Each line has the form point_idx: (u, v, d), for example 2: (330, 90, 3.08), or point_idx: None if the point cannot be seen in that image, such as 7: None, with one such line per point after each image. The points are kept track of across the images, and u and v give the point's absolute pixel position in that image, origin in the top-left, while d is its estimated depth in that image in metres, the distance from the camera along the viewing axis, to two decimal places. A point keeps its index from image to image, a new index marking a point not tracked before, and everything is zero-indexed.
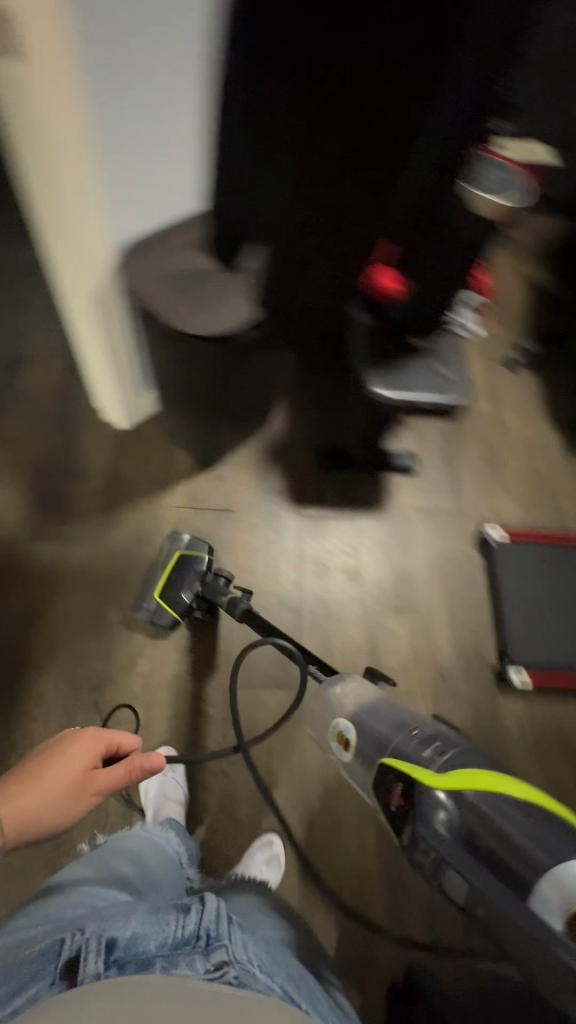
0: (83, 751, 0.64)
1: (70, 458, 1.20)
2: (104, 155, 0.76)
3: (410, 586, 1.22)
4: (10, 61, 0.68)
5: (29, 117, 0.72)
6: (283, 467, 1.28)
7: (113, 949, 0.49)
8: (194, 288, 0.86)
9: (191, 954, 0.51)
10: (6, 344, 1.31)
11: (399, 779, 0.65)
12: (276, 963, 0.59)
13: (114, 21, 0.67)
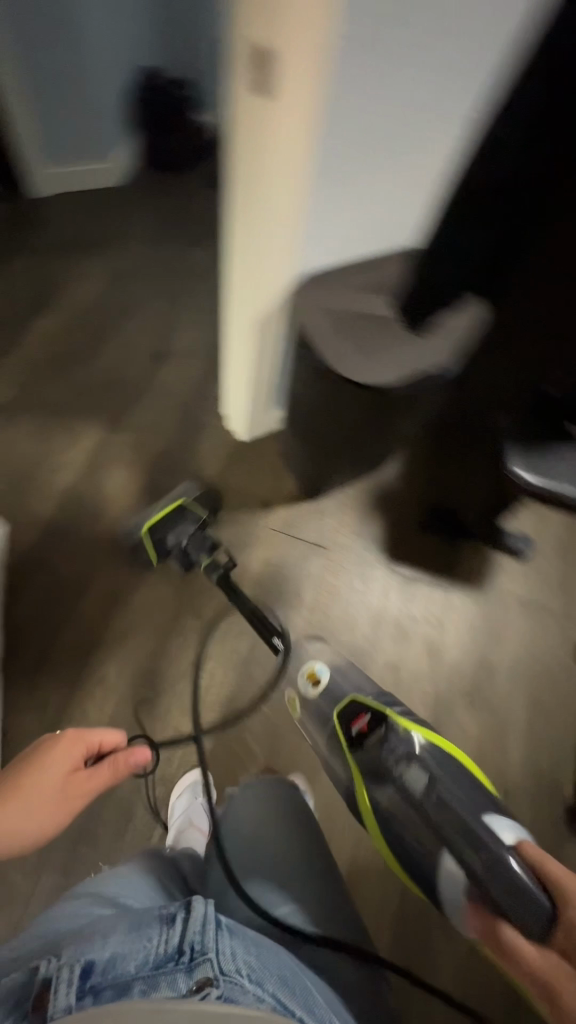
0: (71, 755, 0.65)
1: (187, 455, 1.23)
2: (317, 194, 0.75)
3: (491, 680, 1.11)
4: (258, 98, 0.67)
5: (255, 148, 0.71)
6: (386, 517, 1.23)
7: (89, 973, 0.43)
8: (363, 332, 0.84)
9: (174, 974, 0.44)
10: (157, 334, 1.37)
11: (368, 711, 0.76)
12: (270, 965, 0.52)
13: (369, 74, 0.65)
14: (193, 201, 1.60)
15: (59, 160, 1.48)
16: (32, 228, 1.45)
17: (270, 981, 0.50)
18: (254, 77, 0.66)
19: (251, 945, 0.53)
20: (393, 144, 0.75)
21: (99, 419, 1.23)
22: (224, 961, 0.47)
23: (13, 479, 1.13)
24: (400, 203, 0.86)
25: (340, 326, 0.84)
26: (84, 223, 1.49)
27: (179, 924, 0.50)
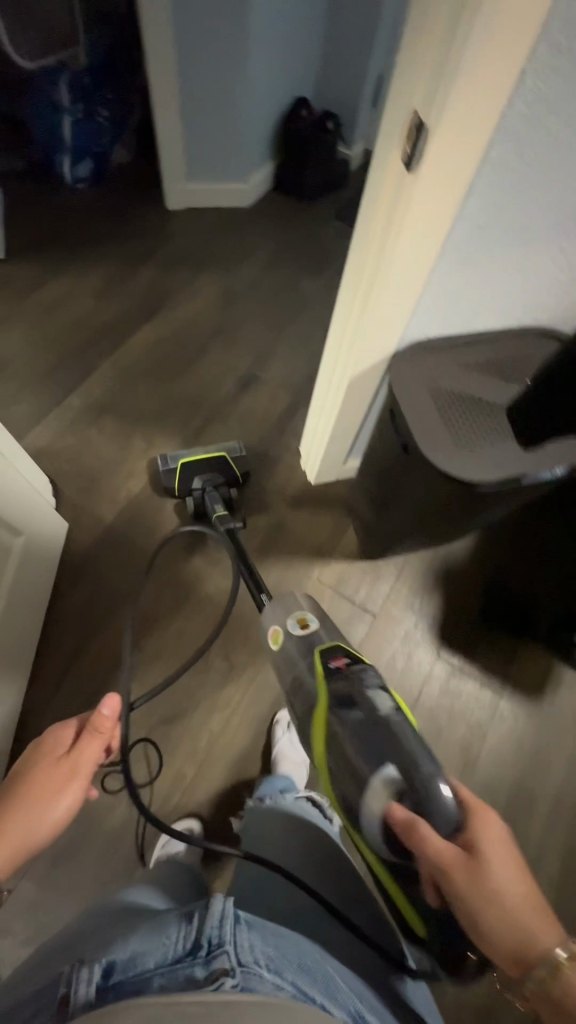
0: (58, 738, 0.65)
1: (254, 487, 1.21)
2: (439, 266, 0.67)
3: (527, 808, 0.99)
4: (400, 169, 0.61)
5: (385, 208, 0.66)
6: (447, 597, 1.13)
7: (110, 972, 0.42)
8: (462, 417, 0.75)
9: (193, 965, 0.41)
10: (252, 359, 1.36)
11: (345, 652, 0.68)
12: (290, 950, 0.48)
13: (534, 157, 0.56)
14: (314, 233, 1.59)
15: (197, 178, 1.53)
16: (157, 237, 1.51)
17: (289, 970, 0.46)
18: (405, 151, 0.58)
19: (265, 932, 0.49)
20: (547, 231, 0.66)
21: (177, 434, 1.24)
22: (245, 951, 0.43)
23: (85, 478, 1.16)
24: (544, 287, 0.75)
25: (441, 406, 0.75)
26: (206, 240, 1.53)
27: (199, 915, 0.47)
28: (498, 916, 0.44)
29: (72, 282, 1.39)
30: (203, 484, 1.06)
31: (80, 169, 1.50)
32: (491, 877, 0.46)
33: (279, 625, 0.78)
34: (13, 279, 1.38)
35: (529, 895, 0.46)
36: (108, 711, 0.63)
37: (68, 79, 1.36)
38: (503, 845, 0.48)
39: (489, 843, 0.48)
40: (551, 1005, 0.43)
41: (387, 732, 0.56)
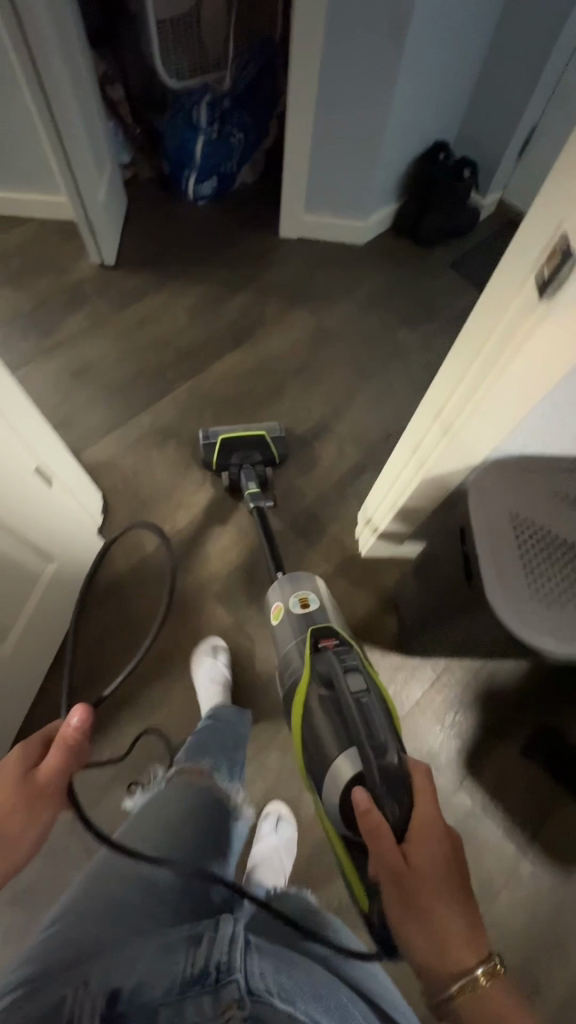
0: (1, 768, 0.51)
1: (300, 546, 1.14)
2: (548, 392, 0.58)
3: (530, 999, 0.84)
4: (521, 290, 0.51)
5: (491, 324, 0.57)
6: (485, 719, 1.00)
7: (115, 1000, 0.40)
8: (543, 561, 0.63)
9: (200, 994, 0.42)
10: (330, 406, 1.29)
11: (334, 637, 0.81)
12: (306, 976, 0.47)
13: None
14: (425, 282, 1.50)
15: (314, 209, 1.48)
16: (261, 264, 1.48)
17: (301, 998, 0.45)
18: (541, 272, 0.48)
19: (279, 956, 0.50)
20: None
21: None
22: (253, 980, 0.44)
23: (136, 502, 1.15)
24: None
25: (521, 551, 0.64)
26: (309, 273, 1.47)
27: (208, 938, 0.50)
28: (420, 927, 0.49)
29: (169, 298, 1.39)
30: (237, 466, 1.08)
31: (204, 188, 1.50)
32: (420, 886, 0.51)
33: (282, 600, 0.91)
34: (115, 287, 1.40)
35: (457, 909, 0.51)
36: (76, 723, 0.51)
37: (209, 99, 1.35)
38: (442, 858, 0.53)
39: (429, 853, 0.53)
40: (462, 1011, 0.48)
41: (351, 715, 0.68)
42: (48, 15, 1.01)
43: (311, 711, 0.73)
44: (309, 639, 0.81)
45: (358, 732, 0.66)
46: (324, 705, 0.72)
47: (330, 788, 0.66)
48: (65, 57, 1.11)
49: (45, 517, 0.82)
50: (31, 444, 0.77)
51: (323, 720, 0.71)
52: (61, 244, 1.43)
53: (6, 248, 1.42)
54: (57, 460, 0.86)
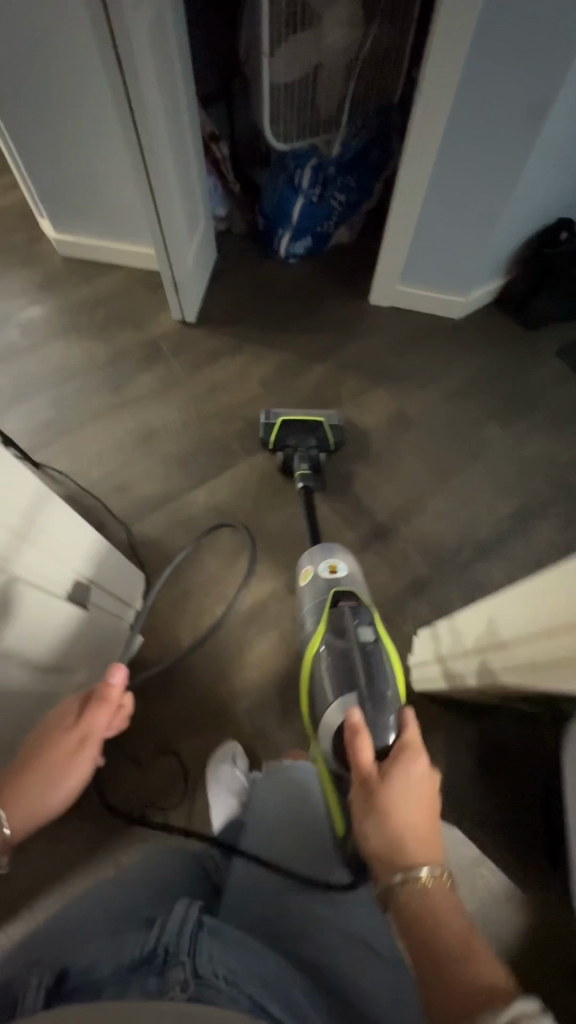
0: (60, 715, 0.74)
1: None
2: None
3: None
4: None
5: None
6: (534, 929, 0.85)
7: (64, 978, 0.41)
8: None
9: (145, 974, 0.40)
10: (399, 507, 1.18)
11: (351, 595, 0.85)
12: (250, 965, 0.45)
13: None
14: (525, 369, 1.34)
15: (412, 279, 1.36)
16: (345, 334, 1.38)
17: (252, 987, 0.42)
18: None
19: (232, 943, 0.47)
20: None
21: (286, 571, 1.11)
22: (201, 963, 0.41)
23: (178, 587, 1.09)
24: None
25: None
26: (396, 350, 1.37)
27: (159, 923, 0.47)
28: (381, 816, 0.57)
29: (245, 364, 1.33)
30: (291, 450, 1.12)
31: (297, 246, 1.43)
32: (385, 795, 0.58)
33: (311, 565, 0.93)
34: (191, 347, 1.35)
35: (418, 813, 0.57)
36: (117, 677, 0.72)
37: (314, 163, 1.28)
38: (413, 773, 0.61)
39: (402, 769, 0.61)
40: (402, 907, 0.51)
41: (353, 662, 0.74)
42: (159, 79, 0.98)
43: (319, 660, 0.78)
44: (329, 599, 0.85)
45: (358, 677, 0.72)
46: (332, 655, 0.76)
47: (323, 728, 0.74)
48: (172, 120, 1.08)
49: (66, 621, 0.77)
50: (57, 554, 0.74)
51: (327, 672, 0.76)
52: (145, 297, 1.41)
53: (91, 297, 1.41)
54: (86, 555, 0.81)
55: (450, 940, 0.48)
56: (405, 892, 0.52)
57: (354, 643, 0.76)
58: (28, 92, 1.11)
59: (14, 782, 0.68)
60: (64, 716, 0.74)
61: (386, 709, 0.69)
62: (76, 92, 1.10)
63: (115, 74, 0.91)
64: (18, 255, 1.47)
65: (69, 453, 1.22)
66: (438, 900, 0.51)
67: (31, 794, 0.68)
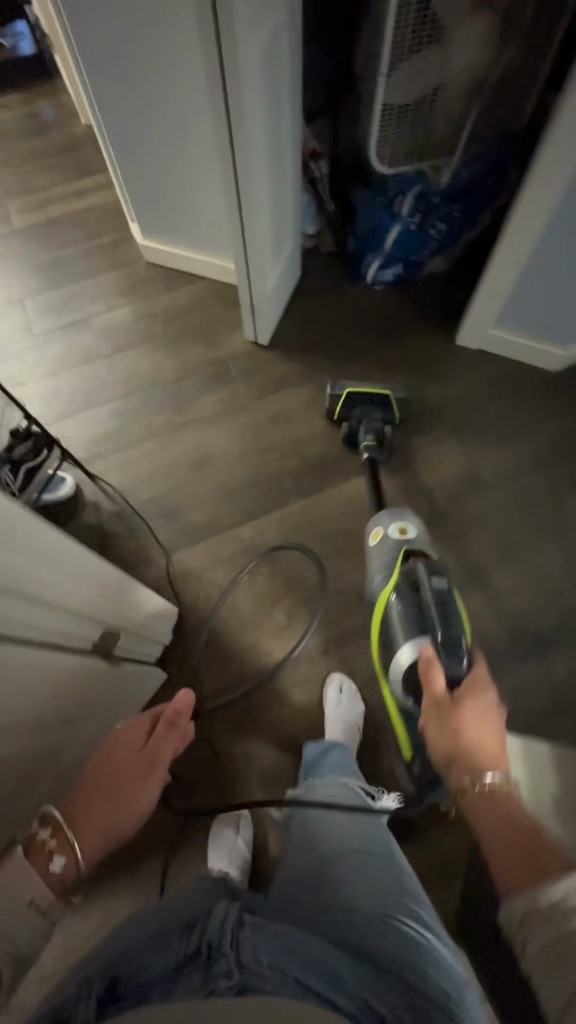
0: (127, 731, 0.73)
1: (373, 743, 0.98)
2: None
3: None
4: None
5: None
6: None
7: (114, 984, 0.39)
8: None
9: (192, 975, 0.39)
10: (458, 577, 1.09)
11: (421, 555, 0.90)
12: (295, 949, 0.44)
13: None
14: None
15: (507, 325, 1.24)
16: (425, 375, 1.29)
17: (299, 974, 0.41)
18: None
19: (274, 930, 0.45)
20: None
21: (322, 629, 1.05)
22: (245, 957, 0.40)
23: (212, 627, 1.06)
24: None
25: None
26: (479, 399, 1.25)
27: (200, 924, 0.45)
28: (454, 733, 0.66)
29: (313, 396, 1.27)
30: (357, 422, 1.14)
31: (386, 274, 1.34)
32: (458, 714, 0.67)
33: (381, 525, 0.97)
34: (261, 371, 1.30)
35: (487, 726, 0.67)
36: (184, 695, 0.74)
37: (416, 190, 1.19)
38: (481, 695, 0.69)
39: (472, 694, 0.70)
40: (477, 808, 0.61)
41: (425, 602, 0.80)
42: (263, 103, 0.92)
43: (391, 611, 0.84)
44: (401, 550, 0.91)
45: (433, 617, 0.78)
46: (406, 606, 0.82)
47: (396, 671, 0.80)
48: (272, 144, 1.03)
49: (74, 705, 0.70)
50: (95, 614, 0.71)
51: (400, 621, 0.82)
52: (222, 313, 1.37)
53: (170, 308, 1.39)
54: (103, 624, 0.74)
55: (519, 837, 0.56)
56: (478, 794, 0.61)
57: (429, 586, 0.81)
58: (127, 104, 1.07)
59: (81, 807, 0.64)
60: (134, 732, 0.73)
61: (460, 653, 0.74)
62: (177, 105, 1.05)
63: (219, 105, 0.86)
64: (104, 255, 1.47)
65: (125, 468, 1.21)
66: (510, 802, 0.60)
67: (100, 814, 0.65)
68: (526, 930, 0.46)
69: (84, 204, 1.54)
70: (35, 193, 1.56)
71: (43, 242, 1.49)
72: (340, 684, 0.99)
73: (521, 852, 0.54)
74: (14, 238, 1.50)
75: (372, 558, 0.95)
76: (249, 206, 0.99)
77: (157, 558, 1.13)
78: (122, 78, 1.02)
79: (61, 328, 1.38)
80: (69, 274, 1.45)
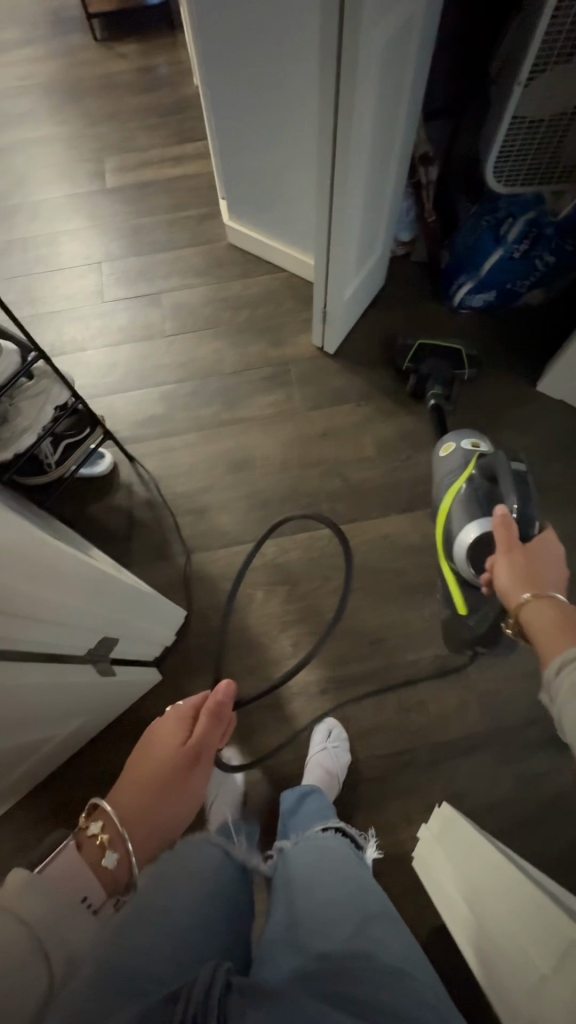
0: (172, 725, 0.75)
1: (352, 795, 0.95)
2: None
3: None
4: None
5: None
6: None
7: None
8: None
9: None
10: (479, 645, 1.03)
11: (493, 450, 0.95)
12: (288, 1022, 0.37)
13: None
14: None
15: None
16: (494, 417, 1.19)
17: None
18: None
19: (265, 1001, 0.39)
20: None
21: (325, 666, 1.02)
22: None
23: (217, 637, 1.05)
24: None
25: None
26: (547, 458, 1.15)
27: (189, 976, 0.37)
28: (521, 571, 0.67)
29: (368, 418, 1.20)
30: (426, 372, 1.15)
31: (475, 299, 1.23)
32: (527, 557, 0.69)
33: (454, 441, 1.01)
34: (320, 380, 1.24)
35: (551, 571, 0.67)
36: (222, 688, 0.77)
37: (530, 215, 1.08)
38: (544, 546, 0.72)
39: (539, 549, 0.72)
40: (529, 618, 0.60)
41: (501, 487, 0.86)
42: (376, 109, 0.85)
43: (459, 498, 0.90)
44: (474, 458, 0.95)
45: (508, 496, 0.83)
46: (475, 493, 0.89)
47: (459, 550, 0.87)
48: (378, 146, 0.94)
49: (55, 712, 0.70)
50: (95, 624, 0.71)
51: (467, 507, 0.89)
52: (293, 310, 1.31)
53: (241, 297, 1.34)
54: (99, 631, 0.73)
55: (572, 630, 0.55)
56: (534, 606, 0.60)
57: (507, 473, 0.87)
58: (237, 76, 1.00)
59: (131, 794, 0.65)
60: (178, 725, 0.75)
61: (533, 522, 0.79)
62: (288, 83, 0.97)
63: (327, 105, 0.77)
64: (187, 228, 1.43)
65: (163, 456, 1.20)
66: (565, 613, 0.58)
67: (141, 802, 0.64)
68: (561, 669, 0.49)
69: (179, 171, 1.49)
70: (132, 153, 1.53)
71: (129, 205, 1.46)
72: (329, 730, 0.96)
73: (569, 632, 0.54)
74: (102, 197, 1.48)
75: (442, 470, 1.01)
76: (340, 210, 0.91)
77: (176, 554, 1.12)
78: (236, 46, 0.95)
79: (130, 299, 1.36)
80: (148, 242, 1.41)
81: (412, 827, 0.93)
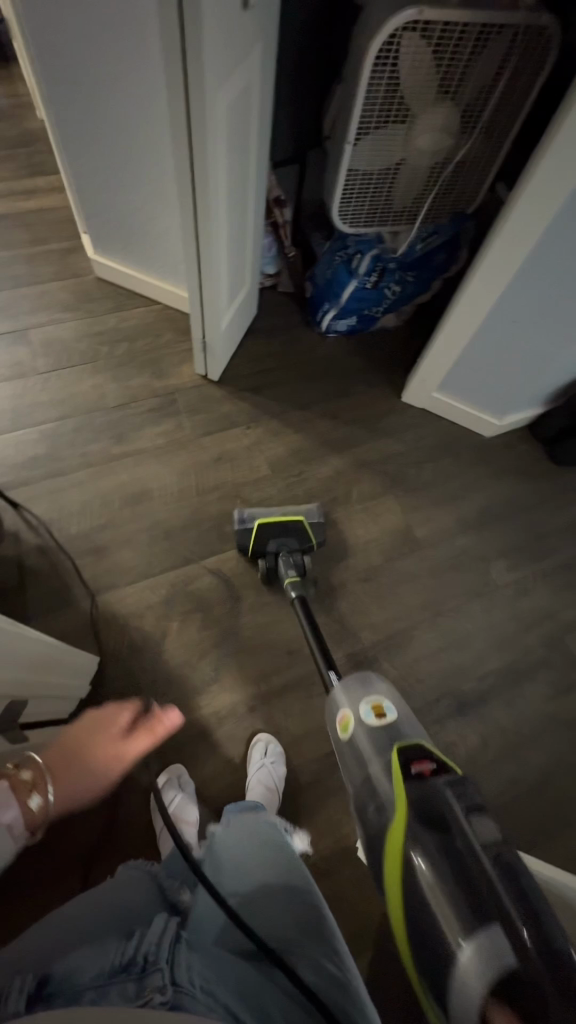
0: (106, 717, 0.78)
1: (293, 806, 0.97)
2: None
3: None
4: None
5: None
6: None
7: (44, 984, 0.44)
8: None
9: (127, 982, 0.44)
10: (385, 637, 1.13)
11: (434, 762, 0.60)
12: (228, 976, 0.50)
13: None
14: (540, 513, 1.29)
15: (447, 393, 1.30)
16: (370, 430, 1.32)
17: (227, 994, 0.47)
18: None
19: (208, 956, 0.51)
20: None
21: (250, 684, 1.04)
22: (179, 973, 0.46)
23: (134, 677, 1.01)
24: None
25: None
26: (419, 461, 1.31)
27: (138, 935, 0.50)
28: None
29: (259, 440, 1.26)
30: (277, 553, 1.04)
31: (339, 324, 1.36)
32: None
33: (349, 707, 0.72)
34: (208, 407, 1.27)
35: None
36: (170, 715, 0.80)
37: (375, 251, 1.23)
38: None
39: None
40: None
41: (472, 858, 0.50)
42: (229, 154, 0.92)
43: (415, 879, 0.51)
44: (397, 763, 0.60)
45: (505, 898, 0.47)
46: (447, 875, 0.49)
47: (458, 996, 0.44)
48: (235, 191, 1.01)
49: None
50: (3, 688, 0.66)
51: (437, 895, 0.49)
52: (172, 341, 1.33)
53: (117, 330, 1.33)
54: (6, 697, 0.68)
55: None
56: None
57: (475, 841, 0.51)
58: (91, 118, 1.02)
59: (55, 753, 0.71)
60: (112, 723, 0.77)
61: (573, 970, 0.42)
62: (142, 131, 1.01)
63: (181, 149, 0.82)
64: (50, 262, 1.38)
65: (52, 497, 1.13)
66: None
67: (70, 766, 0.69)
68: None
69: (34, 205, 1.45)
70: None
71: None
72: (265, 746, 0.97)
73: None
74: None
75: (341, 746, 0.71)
76: (207, 244, 0.96)
77: (79, 599, 1.06)
78: (85, 89, 0.97)
79: None
80: (7, 277, 1.34)
81: (352, 820, 0.97)
